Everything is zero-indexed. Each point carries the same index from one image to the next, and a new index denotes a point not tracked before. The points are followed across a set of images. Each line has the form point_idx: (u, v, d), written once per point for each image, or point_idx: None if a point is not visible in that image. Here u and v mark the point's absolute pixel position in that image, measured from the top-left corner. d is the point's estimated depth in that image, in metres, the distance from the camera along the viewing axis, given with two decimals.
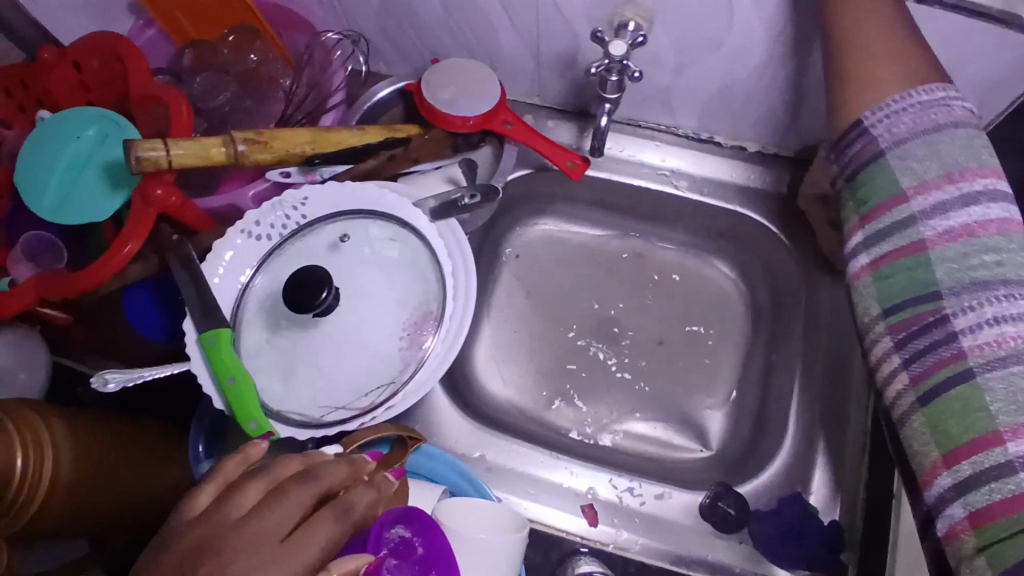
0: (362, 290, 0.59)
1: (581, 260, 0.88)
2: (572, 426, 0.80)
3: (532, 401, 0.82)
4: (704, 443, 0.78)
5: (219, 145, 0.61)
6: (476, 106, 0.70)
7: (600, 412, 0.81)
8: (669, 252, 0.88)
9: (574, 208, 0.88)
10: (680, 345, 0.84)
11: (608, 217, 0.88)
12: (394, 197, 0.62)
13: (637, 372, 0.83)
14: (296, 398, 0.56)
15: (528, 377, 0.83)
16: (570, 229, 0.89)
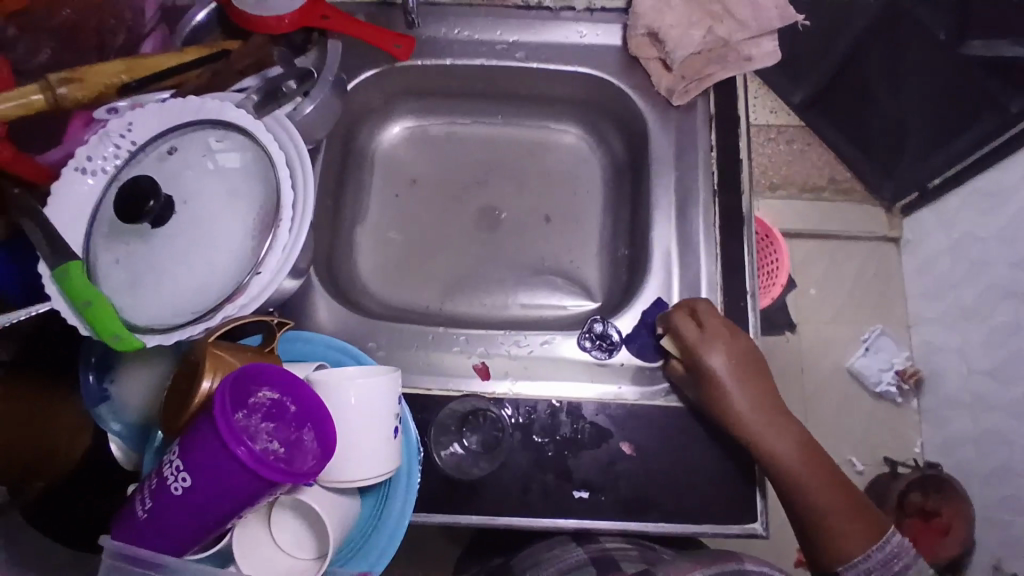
0: (199, 196, 0.60)
1: (445, 153, 0.91)
2: (466, 307, 0.84)
3: (425, 294, 0.85)
4: (592, 294, 0.85)
5: (36, 91, 0.60)
6: (289, 4, 0.70)
7: (487, 289, 0.85)
8: (529, 129, 0.91)
9: (427, 104, 0.90)
10: (556, 212, 0.89)
11: (464, 106, 0.90)
12: (214, 102, 0.63)
13: (517, 243, 0.87)
14: (159, 306, 0.58)
15: (417, 272, 0.86)
16: (429, 126, 0.91)
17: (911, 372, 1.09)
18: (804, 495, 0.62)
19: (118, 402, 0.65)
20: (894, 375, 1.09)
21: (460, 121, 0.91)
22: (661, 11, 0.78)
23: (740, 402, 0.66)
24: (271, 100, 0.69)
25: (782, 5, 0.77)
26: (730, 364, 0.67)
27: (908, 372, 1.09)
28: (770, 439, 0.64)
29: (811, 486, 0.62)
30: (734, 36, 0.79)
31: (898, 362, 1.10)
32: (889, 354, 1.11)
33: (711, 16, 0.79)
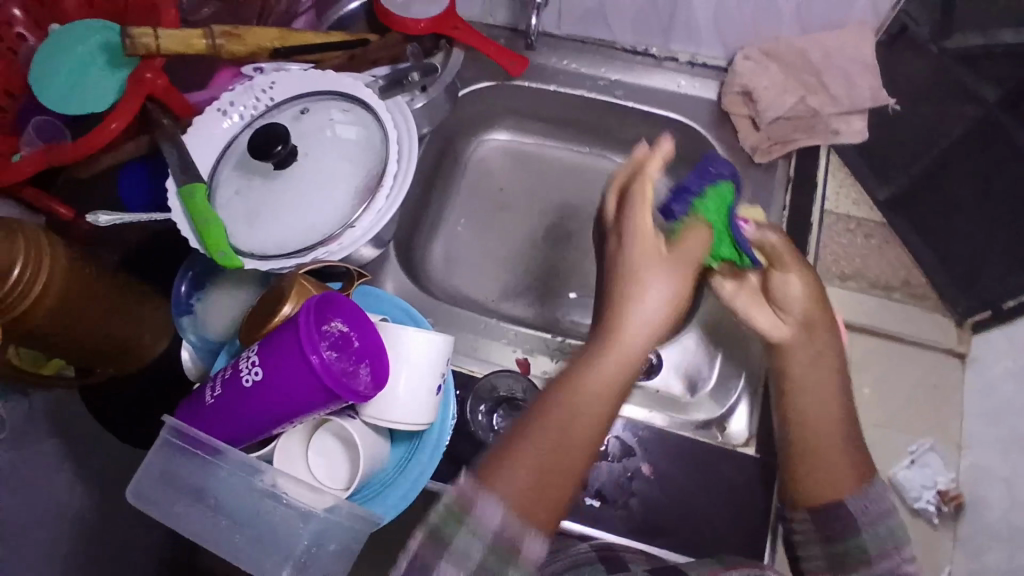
0: (317, 152, 0.68)
1: (531, 169, 0.97)
2: (522, 312, 0.89)
3: (485, 291, 0.90)
4: None
5: (201, 36, 0.71)
6: (427, 12, 0.79)
7: (544, 299, 0.90)
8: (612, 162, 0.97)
9: (524, 122, 0.97)
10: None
11: (558, 131, 0.97)
12: (348, 79, 0.72)
13: (581, 262, 0.92)
14: (260, 237, 0.65)
15: (482, 270, 0.92)
16: (522, 142, 0.98)
17: (952, 495, 0.79)
18: (828, 465, 0.62)
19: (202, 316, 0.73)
20: (935, 494, 0.79)
21: (551, 143, 0.98)
22: (758, 73, 0.83)
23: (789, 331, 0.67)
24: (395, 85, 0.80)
25: (876, 86, 0.80)
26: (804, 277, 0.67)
27: (950, 491, 0.79)
28: (799, 361, 0.66)
29: (840, 449, 0.63)
30: (825, 109, 0.82)
31: (942, 479, 0.80)
32: (933, 473, 0.80)
33: (806, 87, 0.82)
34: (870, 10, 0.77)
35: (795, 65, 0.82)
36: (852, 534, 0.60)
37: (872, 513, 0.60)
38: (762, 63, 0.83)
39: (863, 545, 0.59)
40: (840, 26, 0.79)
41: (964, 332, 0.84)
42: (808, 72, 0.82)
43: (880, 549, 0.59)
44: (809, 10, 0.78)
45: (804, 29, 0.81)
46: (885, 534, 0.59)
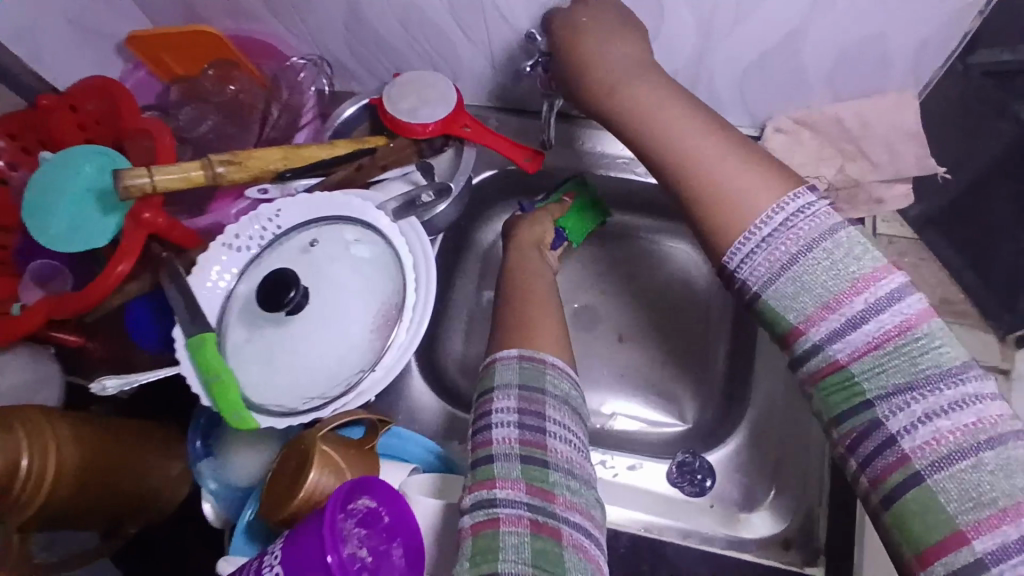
0: (328, 287, 0.64)
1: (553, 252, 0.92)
2: None
3: None
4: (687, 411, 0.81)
5: (199, 167, 0.66)
6: (435, 113, 0.74)
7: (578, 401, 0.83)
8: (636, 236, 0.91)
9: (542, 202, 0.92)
10: (652, 324, 0.87)
11: None
12: (357, 201, 0.68)
13: (613, 348, 0.86)
14: (276, 387, 0.62)
15: None
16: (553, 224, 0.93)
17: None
18: (705, 159, 0.53)
19: (220, 462, 0.69)
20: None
21: None
22: (791, 147, 0.77)
23: (618, 64, 0.61)
24: (410, 206, 0.72)
25: (921, 153, 0.73)
26: (623, 49, 0.62)
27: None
28: (679, 140, 0.55)
29: (673, 126, 0.56)
30: (866, 176, 0.76)
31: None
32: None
33: (844, 155, 0.77)
34: (911, 79, 0.71)
35: (829, 133, 0.76)
36: (762, 300, 0.48)
37: (772, 260, 0.47)
38: (795, 133, 0.77)
39: (781, 316, 0.47)
40: (880, 91, 0.72)
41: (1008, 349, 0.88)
42: (845, 138, 0.76)
43: (807, 316, 0.46)
44: (844, 78, 0.72)
45: (837, 97, 0.74)
46: (809, 299, 0.46)
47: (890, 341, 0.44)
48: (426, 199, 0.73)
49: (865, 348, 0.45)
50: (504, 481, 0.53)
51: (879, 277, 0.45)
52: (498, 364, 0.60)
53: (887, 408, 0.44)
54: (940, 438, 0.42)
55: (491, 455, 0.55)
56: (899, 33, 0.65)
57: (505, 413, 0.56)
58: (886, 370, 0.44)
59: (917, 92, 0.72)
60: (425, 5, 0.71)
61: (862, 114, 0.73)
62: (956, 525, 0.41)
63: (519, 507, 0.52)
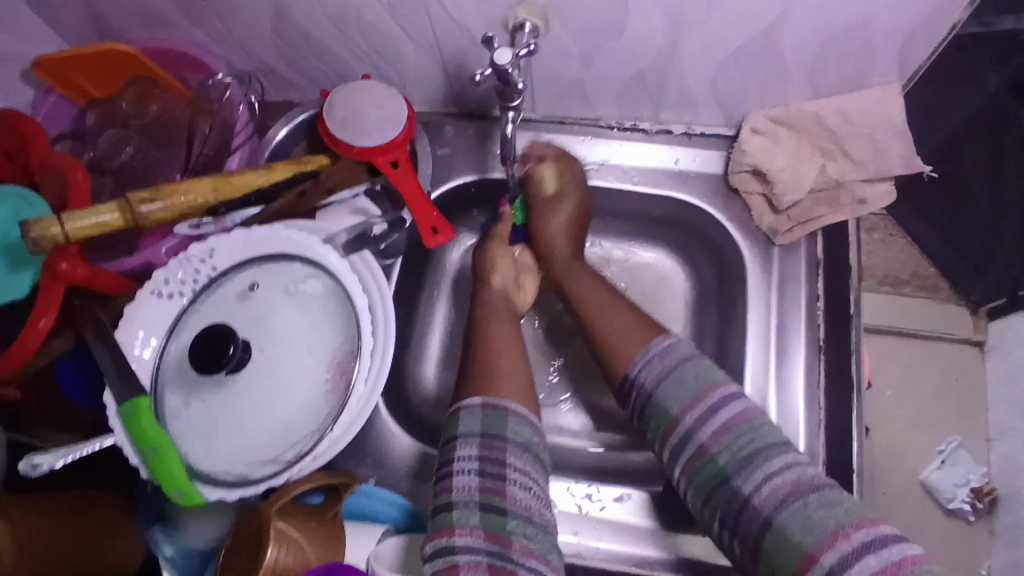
0: (274, 337, 0.57)
1: None
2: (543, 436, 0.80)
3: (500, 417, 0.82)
4: None
5: (116, 210, 0.58)
6: (370, 133, 0.66)
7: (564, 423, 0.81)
8: (615, 248, 0.87)
9: None
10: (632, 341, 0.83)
11: None
12: (300, 236, 0.61)
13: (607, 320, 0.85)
14: (222, 456, 0.56)
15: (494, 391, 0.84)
16: None
17: (987, 490, 0.90)
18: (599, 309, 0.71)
19: (175, 529, 0.63)
20: (969, 492, 0.90)
21: None
22: (770, 147, 0.74)
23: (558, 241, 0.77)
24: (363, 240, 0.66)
25: (907, 152, 0.69)
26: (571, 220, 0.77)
27: (983, 488, 0.90)
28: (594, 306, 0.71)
29: (596, 309, 0.71)
30: (846, 177, 0.72)
31: (974, 477, 0.91)
32: (964, 469, 0.92)
33: (822, 153, 0.72)
34: (893, 72, 0.65)
35: (809, 131, 0.72)
36: (651, 398, 0.61)
37: (657, 369, 0.62)
38: (772, 132, 0.73)
39: (664, 408, 0.60)
40: (863, 85, 0.68)
41: (981, 322, 0.96)
42: (824, 136, 0.71)
43: (684, 405, 0.59)
44: (825, 72, 0.67)
45: (816, 92, 0.70)
46: (682, 394, 0.59)
47: (735, 427, 0.56)
48: (378, 231, 0.67)
49: (720, 433, 0.57)
50: (463, 528, 0.54)
51: (718, 389, 0.59)
52: (462, 413, 0.60)
53: (744, 482, 0.54)
54: (784, 497, 0.52)
55: (451, 501, 0.56)
56: (888, 20, 0.59)
57: (466, 462, 0.57)
58: (735, 450, 0.56)
59: (902, 83, 0.67)
60: (365, 7, 0.63)
61: (845, 110, 0.69)
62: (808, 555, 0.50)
63: (476, 553, 0.53)
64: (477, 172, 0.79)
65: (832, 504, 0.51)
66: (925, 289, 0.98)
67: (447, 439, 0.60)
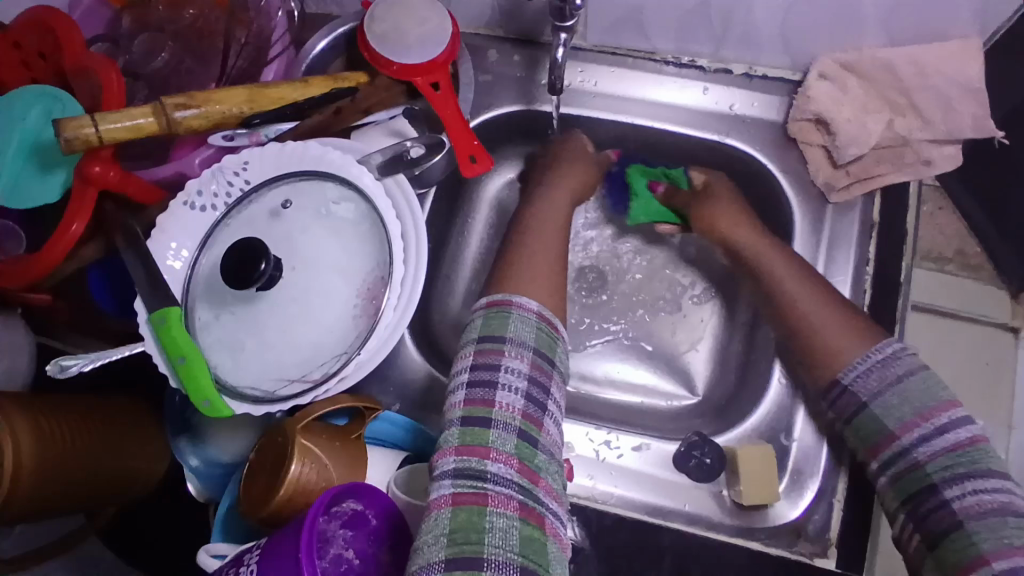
0: (305, 257, 0.57)
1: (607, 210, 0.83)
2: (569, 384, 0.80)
3: None
4: (704, 346, 0.78)
5: (150, 114, 0.56)
6: (411, 53, 0.64)
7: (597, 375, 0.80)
8: None
9: None
10: (671, 303, 0.81)
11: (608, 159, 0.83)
12: (336, 154, 0.59)
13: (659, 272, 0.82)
14: (250, 373, 0.56)
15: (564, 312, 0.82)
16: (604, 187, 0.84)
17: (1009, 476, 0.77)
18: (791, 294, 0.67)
19: (201, 439, 0.65)
20: None
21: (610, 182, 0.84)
22: (836, 96, 0.68)
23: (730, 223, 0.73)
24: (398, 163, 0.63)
25: (979, 113, 0.64)
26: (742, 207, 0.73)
27: None
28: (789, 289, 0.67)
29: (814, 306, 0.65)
30: (914, 135, 0.67)
31: None
32: None
33: (891, 107, 0.67)
34: (981, 23, 0.60)
35: (880, 82, 0.66)
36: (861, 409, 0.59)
37: (891, 398, 0.57)
38: (840, 80, 0.68)
39: (880, 423, 0.57)
40: (945, 35, 0.62)
41: (1022, 307, 0.83)
42: (895, 90, 0.66)
43: (905, 422, 0.56)
44: (906, 18, 0.61)
45: (892, 40, 0.64)
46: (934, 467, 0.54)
47: (961, 450, 0.54)
48: (415, 154, 0.64)
49: (939, 451, 0.54)
50: (499, 453, 0.51)
51: (945, 410, 0.55)
52: (514, 317, 0.57)
53: (951, 490, 0.53)
54: (987, 509, 0.51)
55: (491, 417, 0.52)
56: None
57: (514, 376, 0.54)
58: (953, 467, 0.53)
59: (981, 42, 0.62)
60: None
61: (921, 62, 0.63)
62: (980, 555, 0.50)
63: (510, 486, 0.50)
64: (519, 103, 0.75)
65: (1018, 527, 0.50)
66: (967, 268, 0.84)
67: (484, 336, 0.57)
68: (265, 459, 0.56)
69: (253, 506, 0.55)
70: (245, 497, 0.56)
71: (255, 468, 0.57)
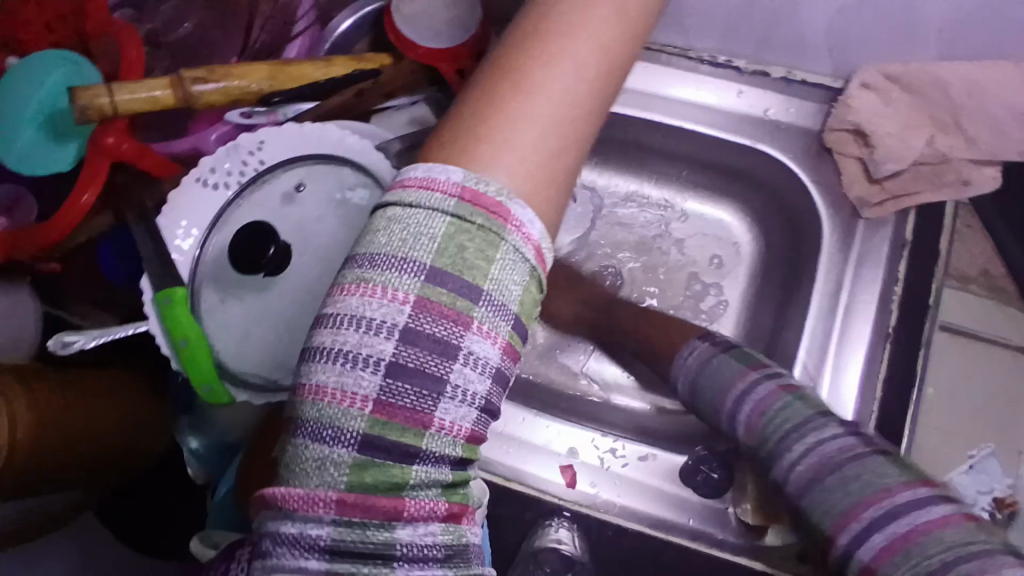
0: (314, 243, 0.56)
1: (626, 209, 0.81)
2: (575, 384, 0.78)
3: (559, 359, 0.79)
4: None
5: (166, 87, 0.54)
6: (439, 38, 0.64)
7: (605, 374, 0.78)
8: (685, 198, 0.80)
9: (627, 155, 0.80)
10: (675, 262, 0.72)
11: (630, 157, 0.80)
12: (355, 139, 0.57)
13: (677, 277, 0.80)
14: (255, 358, 0.55)
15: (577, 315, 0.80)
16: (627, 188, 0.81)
17: (1007, 504, 0.75)
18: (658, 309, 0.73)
19: (202, 419, 0.64)
20: (990, 502, 0.75)
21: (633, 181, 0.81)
22: (879, 108, 0.66)
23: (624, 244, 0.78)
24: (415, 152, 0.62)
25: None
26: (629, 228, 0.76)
27: (1005, 499, 0.75)
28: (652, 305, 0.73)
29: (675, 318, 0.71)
30: (955, 154, 0.65)
31: (998, 487, 0.76)
32: (989, 478, 0.76)
33: (934, 122, 0.65)
34: None
35: (926, 97, 0.64)
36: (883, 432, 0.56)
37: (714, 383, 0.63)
38: (884, 91, 0.65)
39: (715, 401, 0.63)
40: (997, 54, 0.60)
41: None
42: (940, 105, 0.64)
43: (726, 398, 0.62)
44: (960, 31, 0.59)
45: (942, 54, 0.62)
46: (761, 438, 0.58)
47: (767, 410, 0.58)
48: None
49: (759, 415, 0.58)
50: (417, 505, 0.36)
51: (746, 378, 0.60)
52: (500, 257, 0.37)
53: (789, 457, 0.55)
54: (815, 474, 0.53)
55: (419, 448, 0.36)
56: None
57: (473, 380, 0.36)
58: (776, 422, 0.57)
59: None
60: None
61: (970, 79, 0.61)
62: (829, 529, 0.52)
63: (431, 563, 0.35)
64: None
65: (847, 482, 0.51)
66: (990, 289, 0.81)
67: (434, 277, 0.36)
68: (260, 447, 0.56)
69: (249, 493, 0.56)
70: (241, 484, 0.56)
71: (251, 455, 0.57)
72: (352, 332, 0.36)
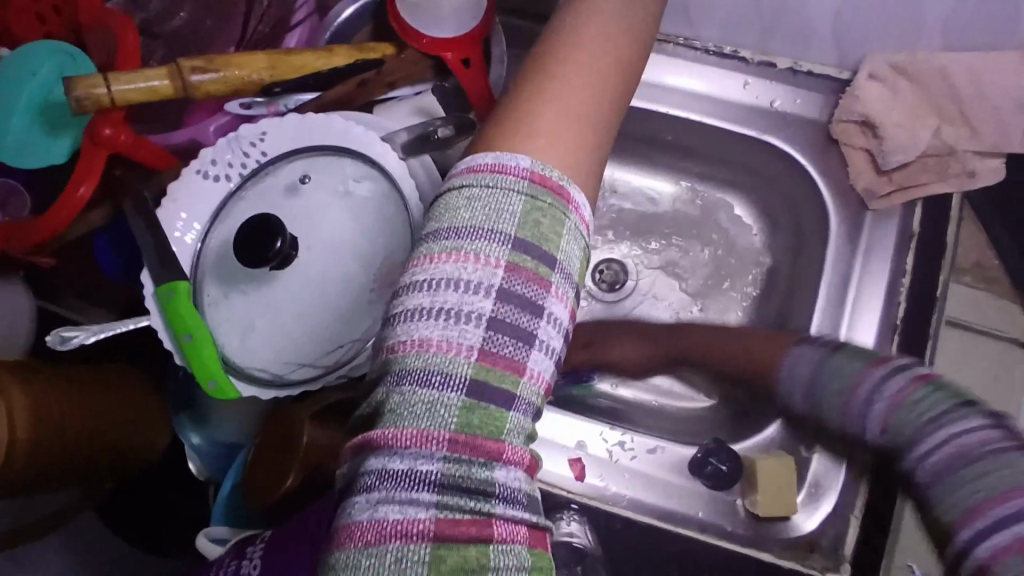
0: (323, 237, 0.54)
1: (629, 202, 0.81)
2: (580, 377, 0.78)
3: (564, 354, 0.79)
4: None
5: (166, 76, 0.53)
6: (443, 29, 0.63)
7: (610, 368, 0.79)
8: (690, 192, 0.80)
9: (631, 147, 0.79)
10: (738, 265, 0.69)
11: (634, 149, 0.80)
12: (360, 129, 0.56)
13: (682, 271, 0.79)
14: (260, 354, 0.54)
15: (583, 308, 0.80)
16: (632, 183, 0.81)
17: None
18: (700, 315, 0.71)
19: (202, 417, 0.63)
20: None
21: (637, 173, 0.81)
22: (886, 99, 0.65)
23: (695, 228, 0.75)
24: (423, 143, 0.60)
25: None
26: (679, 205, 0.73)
27: None
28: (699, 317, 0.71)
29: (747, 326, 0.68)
30: (961, 145, 0.65)
31: None
32: None
33: (939, 113, 0.65)
34: None
35: (932, 87, 0.63)
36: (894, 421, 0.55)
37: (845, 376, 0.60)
38: (890, 82, 0.65)
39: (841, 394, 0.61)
40: (1003, 44, 0.60)
41: None
42: (945, 95, 0.63)
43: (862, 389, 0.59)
44: (966, 20, 0.58)
45: (947, 44, 0.61)
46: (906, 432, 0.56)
47: (903, 399, 0.56)
48: (443, 135, 0.59)
49: (897, 404, 0.57)
50: (511, 452, 0.34)
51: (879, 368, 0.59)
52: (567, 219, 0.37)
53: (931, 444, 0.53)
54: (950, 464, 0.51)
55: (517, 394, 0.34)
56: None
57: (553, 333, 0.36)
58: (923, 411, 0.55)
59: None
60: None
61: (975, 68, 0.60)
62: (955, 519, 0.49)
63: (520, 506, 0.33)
64: None
65: (985, 473, 0.49)
66: (981, 284, 0.81)
67: (519, 243, 0.35)
68: (267, 446, 0.55)
69: (258, 493, 0.54)
70: (249, 485, 0.55)
71: (258, 456, 0.56)
72: (452, 292, 0.34)
